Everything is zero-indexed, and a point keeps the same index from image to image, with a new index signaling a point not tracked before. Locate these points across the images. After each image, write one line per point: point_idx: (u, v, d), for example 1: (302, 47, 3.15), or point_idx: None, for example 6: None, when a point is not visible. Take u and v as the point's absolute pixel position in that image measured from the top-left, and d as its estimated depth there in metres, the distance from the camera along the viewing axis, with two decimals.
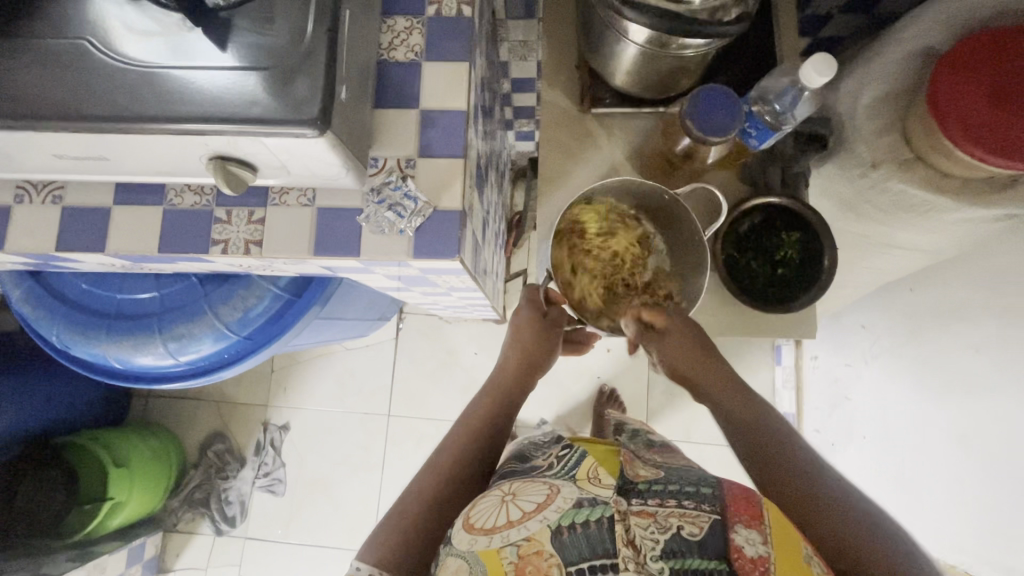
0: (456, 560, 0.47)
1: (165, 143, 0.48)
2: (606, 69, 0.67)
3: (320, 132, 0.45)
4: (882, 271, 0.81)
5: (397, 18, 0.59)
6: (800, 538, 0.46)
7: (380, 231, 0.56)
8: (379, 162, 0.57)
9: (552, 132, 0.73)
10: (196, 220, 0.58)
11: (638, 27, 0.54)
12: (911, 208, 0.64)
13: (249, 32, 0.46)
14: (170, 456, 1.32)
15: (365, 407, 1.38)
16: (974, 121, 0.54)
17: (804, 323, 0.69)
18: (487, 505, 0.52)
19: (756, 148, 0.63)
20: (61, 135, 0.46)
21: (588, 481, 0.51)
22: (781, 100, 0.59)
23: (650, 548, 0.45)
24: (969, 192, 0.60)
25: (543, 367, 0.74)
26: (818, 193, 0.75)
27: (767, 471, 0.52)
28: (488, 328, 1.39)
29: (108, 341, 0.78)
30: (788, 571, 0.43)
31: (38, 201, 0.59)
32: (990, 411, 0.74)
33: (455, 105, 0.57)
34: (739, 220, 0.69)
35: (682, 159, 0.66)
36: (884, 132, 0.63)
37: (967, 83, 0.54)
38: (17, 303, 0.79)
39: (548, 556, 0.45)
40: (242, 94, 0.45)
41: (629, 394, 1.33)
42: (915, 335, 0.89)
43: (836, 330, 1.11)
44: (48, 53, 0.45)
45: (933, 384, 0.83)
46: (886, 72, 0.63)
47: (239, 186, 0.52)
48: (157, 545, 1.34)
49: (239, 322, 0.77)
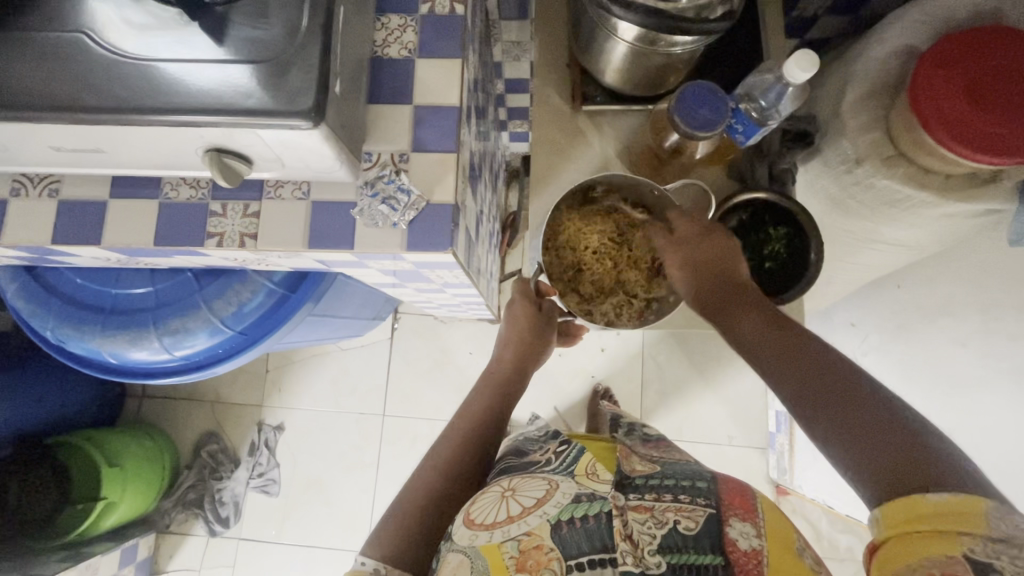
0: (457, 555, 0.48)
1: (161, 135, 0.48)
2: (597, 67, 0.68)
3: (314, 124, 0.46)
4: (870, 268, 0.82)
5: (391, 16, 0.60)
6: (791, 530, 0.48)
7: (373, 223, 0.57)
8: (373, 156, 0.58)
9: (544, 129, 0.74)
10: (191, 213, 0.59)
11: (627, 25, 0.55)
12: (895, 203, 0.65)
13: (244, 26, 0.47)
14: (163, 456, 1.32)
15: (359, 407, 1.39)
16: (952, 115, 0.55)
17: (791, 315, 0.71)
18: (486, 500, 0.52)
19: (744, 144, 0.64)
20: (59, 127, 0.47)
21: (587, 477, 0.52)
22: (766, 96, 0.60)
23: (648, 543, 0.46)
24: (951, 187, 0.61)
25: (539, 359, 0.77)
26: (805, 190, 0.77)
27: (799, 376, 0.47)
28: (483, 328, 1.40)
29: (102, 336, 0.78)
30: (780, 562, 0.44)
31: (34, 194, 0.60)
32: (976, 406, 0.75)
33: (447, 101, 0.58)
34: (728, 216, 0.70)
35: (671, 155, 0.67)
36: (868, 129, 0.64)
37: (946, 79, 0.55)
38: (11, 298, 0.80)
39: (548, 550, 0.46)
40: (237, 86, 0.46)
41: (623, 393, 1.33)
42: (903, 331, 0.90)
43: (826, 328, 1.12)
44: (46, 45, 0.46)
45: (921, 381, 0.84)
46: (869, 71, 0.64)
47: (235, 178, 0.53)
48: (149, 546, 1.33)
49: (234, 316, 0.77)
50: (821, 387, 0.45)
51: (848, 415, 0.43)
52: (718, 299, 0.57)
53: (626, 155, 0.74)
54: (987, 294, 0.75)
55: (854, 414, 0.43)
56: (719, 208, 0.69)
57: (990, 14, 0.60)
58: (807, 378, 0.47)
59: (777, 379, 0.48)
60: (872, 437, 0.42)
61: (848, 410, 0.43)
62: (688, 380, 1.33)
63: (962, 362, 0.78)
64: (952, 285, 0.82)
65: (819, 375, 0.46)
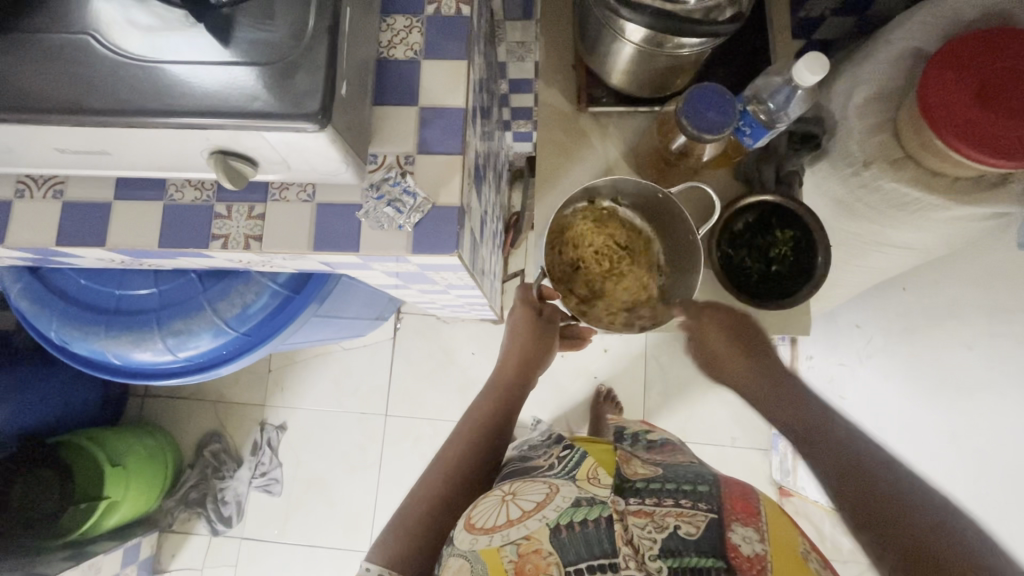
0: (458, 560, 0.47)
1: (167, 137, 0.48)
2: (603, 68, 0.68)
3: (321, 126, 0.46)
4: (876, 270, 0.82)
5: (396, 17, 0.60)
6: (795, 534, 0.48)
7: (379, 225, 0.57)
8: (378, 158, 0.58)
9: (550, 130, 0.74)
10: (196, 215, 0.59)
11: (635, 27, 0.55)
12: (902, 206, 0.65)
13: (250, 28, 0.46)
14: (166, 456, 1.32)
15: (362, 407, 1.39)
16: (960, 118, 0.55)
17: (797, 318, 0.70)
18: (487, 504, 0.51)
19: (751, 147, 0.64)
20: (63, 129, 0.47)
21: (587, 481, 0.52)
22: (774, 99, 0.60)
23: (649, 547, 0.46)
24: (959, 190, 0.61)
25: (542, 366, 0.77)
26: (811, 192, 0.76)
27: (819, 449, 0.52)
28: (485, 328, 1.39)
29: (106, 338, 0.78)
30: (785, 567, 0.45)
31: (38, 195, 0.59)
32: (982, 410, 0.75)
33: (454, 103, 0.58)
34: (735, 217, 0.70)
35: (678, 157, 0.67)
36: (875, 131, 0.64)
37: (955, 81, 0.55)
38: (15, 299, 0.80)
39: (547, 554, 0.46)
40: (243, 89, 0.46)
41: (626, 394, 1.33)
42: (909, 333, 0.90)
43: (830, 329, 1.12)
44: (51, 47, 0.46)
45: (926, 384, 0.84)
46: (877, 73, 0.64)
47: (240, 181, 0.53)
48: (152, 545, 1.33)
49: (238, 317, 0.77)
50: (849, 465, 0.49)
51: (872, 492, 0.47)
52: (758, 378, 0.62)
53: (631, 157, 0.74)
54: (994, 297, 0.75)
55: (882, 491, 0.46)
56: (724, 211, 0.69)
57: (999, 16, 0.60)
58: (833, 460, 0.50)
59: (812, 458, 0.52)
60: (900, 516, 0.45)
61: (875, 485, 0.47)
62: (692, 381, 1.33)
63: (967, 365, 0.78)
64: (958, 287, 0.82)
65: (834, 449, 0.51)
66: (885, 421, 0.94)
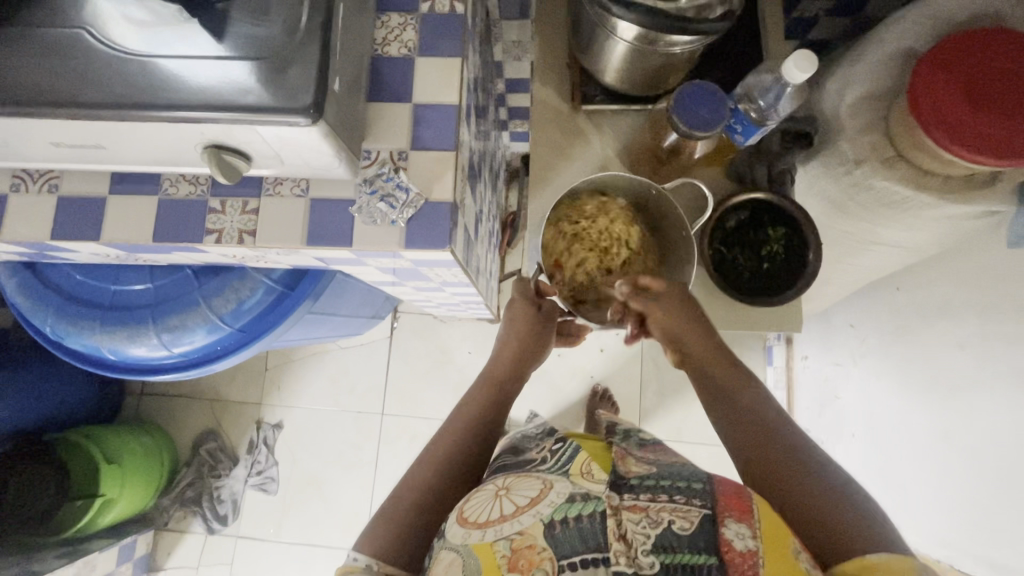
0: (450, 554, 0.48)
1: (161, 131, 0.49)
2: (596, 66, 0.68)
3: (313, 121, 0.46)
4: (869, 269, 0.82)
5: (391, 14, 0.60)
6: (788, 532, 0.47)
7: (372, 221, 0.57)
8: (372, 154, 0.58)
9: (543, 128, 0.74)
10: (190, 210, 0.59)
11: (627, 24, 0.55)
12: (893, 204, 0.65)
13: (244, 23, 0.47)
14: (162, 454, 1.32)
15: (358, 406, 1.39)
16: (950, 116, 0.55)
17: (789, 316, 0.71)
18: (480, 498, 0.52)
19: (743, 144, 0.65)
20: (59, 123, 0.47)
21: (581, 476, 0.52)
22: (766, 97, 0.60)
23: (642, 542, 0.46)
24: (950, 189, 0.61)
25: (535, 362, 0.75)
26: (804, 191, 0.76)
27: (744, 426, 0.56)
28: (482, 327, 1.40)
29: (101, 333, 0.78)
30: (776, 562, 0.44)
31: (34, 189, 0.60)
32: (974, 409, 0.75)
33: (447, 99, 0.58)
34: (727, 215, 0.70)
35: (670, 154, 0.67)
36: (867, 130, 0.64)
37: (946, 79, 0.55)
38: (12, 294, 0.80)
39: (541, 549, 0.46)
40: (236, 83, 0.46)
41: (622, 394, 1.33)
42: (902, 333, 0.90)
43: (825, 330, 1.12)
44: (47, 41, 0.46)
45: (919, 383, 0.85)
46: (869, 73, 0.64)
47: (234, 176, 0.53)
48: (147, 543, 1.34)
49: (232, 313, 0.77)
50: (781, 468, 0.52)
51: (801, 482, 0.51)
52: (709, 364, 0.62)
53: (625, 155, 0.74)
54: (986, 296, 0.75)
55: (806, 494, 0.50)
56: (717, 208, 0.69)
57: (991, 16, 0.60)
58: (757, 436, 0.55)
59: (747, 459, 0.54)
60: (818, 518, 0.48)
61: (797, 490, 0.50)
62: (687, 381, 1.33)
63: (959, 364, 0.78)
64: (950, 287, 0.82)
65: (758, 428, 0.55)
66: (878, 420, 0.94)
